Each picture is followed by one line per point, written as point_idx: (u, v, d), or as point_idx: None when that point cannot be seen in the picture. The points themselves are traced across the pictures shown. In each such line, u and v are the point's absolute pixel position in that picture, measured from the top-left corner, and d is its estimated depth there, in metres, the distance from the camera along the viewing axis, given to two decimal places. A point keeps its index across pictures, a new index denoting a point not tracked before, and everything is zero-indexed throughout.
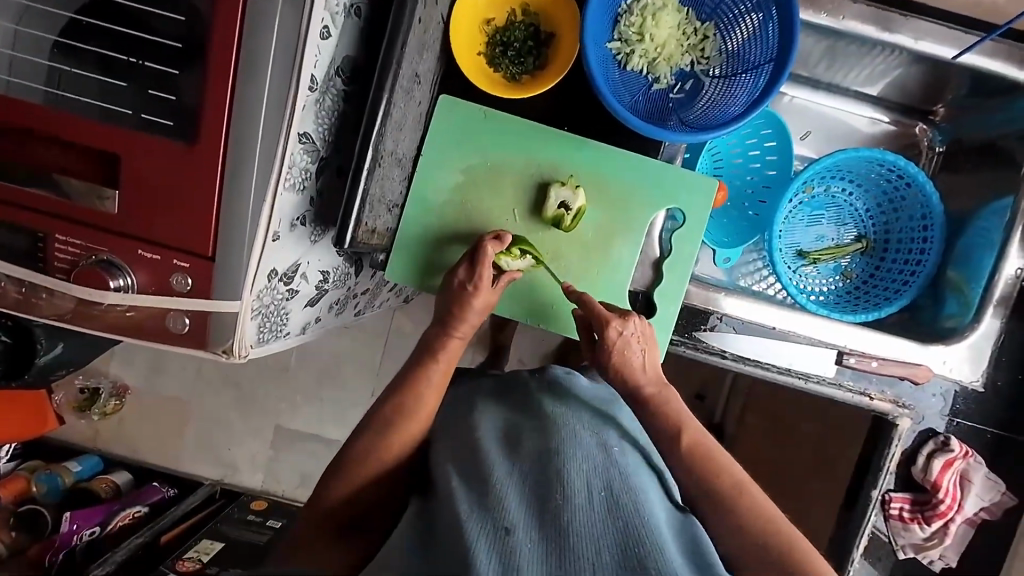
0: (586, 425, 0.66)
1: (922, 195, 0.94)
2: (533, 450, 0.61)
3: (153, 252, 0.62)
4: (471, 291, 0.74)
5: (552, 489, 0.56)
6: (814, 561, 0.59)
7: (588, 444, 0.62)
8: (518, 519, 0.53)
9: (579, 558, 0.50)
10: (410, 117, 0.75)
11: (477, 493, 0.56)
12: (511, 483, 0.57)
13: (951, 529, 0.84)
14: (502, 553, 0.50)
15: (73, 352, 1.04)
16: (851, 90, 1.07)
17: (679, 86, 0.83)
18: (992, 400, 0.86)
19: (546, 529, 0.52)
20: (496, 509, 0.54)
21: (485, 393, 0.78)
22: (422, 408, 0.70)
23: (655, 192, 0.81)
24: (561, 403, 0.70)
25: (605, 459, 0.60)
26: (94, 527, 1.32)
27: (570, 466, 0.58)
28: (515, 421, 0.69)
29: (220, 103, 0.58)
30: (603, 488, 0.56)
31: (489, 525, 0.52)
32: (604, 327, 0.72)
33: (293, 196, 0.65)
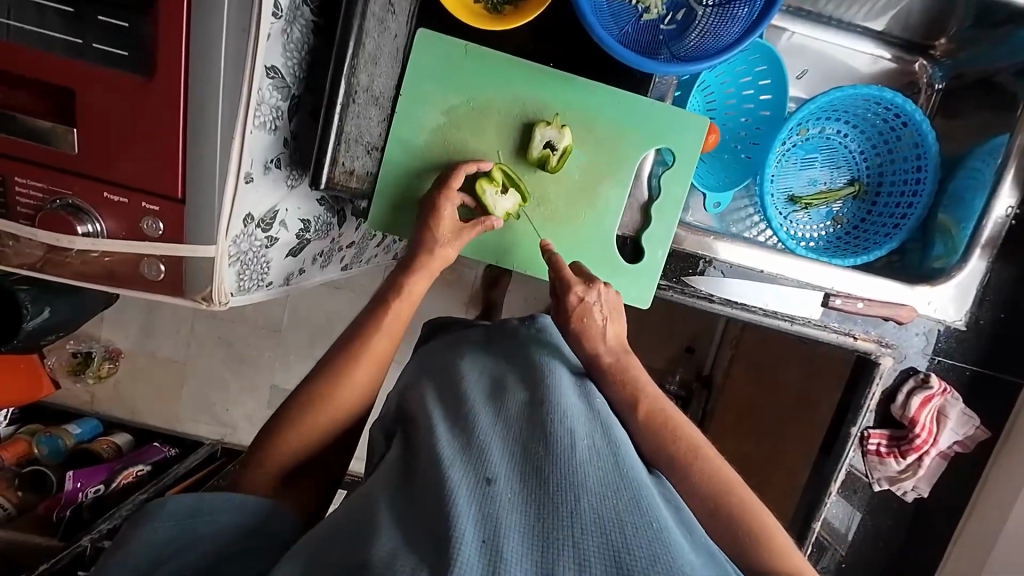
0: (571, 378, 0.65)
1: (917, 134, 0.93)
2: (519, 402, 0.60)
3: (120, 195, 0.59)
4: (432, 216, 0.73)
5: (535, 440, 0.54)
6: (739, 493, 0.61)
7: (573, 396, 0.61)
8: (499, 470, 0.51)
9: (559, 504, 0.48)
10: (386, 51, 0.70)
11: (461, 441, 0.55)
12: (496, 434, 0.55)
13: (925, 462, 0.86)
14: (482, 501, 0.48)
15: (63, 315, 1.00)
16: (854, 25, 1.02)
17: (670, 16, 0.78)
18: (974, 339, 0.87)
19: (527, 478, 0.50)
20: (479, 459, 0.52)
21: (473, 340, 0.78)
22: (370, 348, 0.68)
23: (644, 131, 0.79)
24: (548, 354, 0.69)
25: (590, 411, 0.60)
26: (98, 485, 1.31)
27: (556, 415, 0.57)
28: (502, 369, 0.68)
29: (176, 29, 0.53)
30: (586, 435, 0.55)
31: (471, 475, 0.50)
32: (566, 291, 0.73)
33: (263, 135, 0.62)
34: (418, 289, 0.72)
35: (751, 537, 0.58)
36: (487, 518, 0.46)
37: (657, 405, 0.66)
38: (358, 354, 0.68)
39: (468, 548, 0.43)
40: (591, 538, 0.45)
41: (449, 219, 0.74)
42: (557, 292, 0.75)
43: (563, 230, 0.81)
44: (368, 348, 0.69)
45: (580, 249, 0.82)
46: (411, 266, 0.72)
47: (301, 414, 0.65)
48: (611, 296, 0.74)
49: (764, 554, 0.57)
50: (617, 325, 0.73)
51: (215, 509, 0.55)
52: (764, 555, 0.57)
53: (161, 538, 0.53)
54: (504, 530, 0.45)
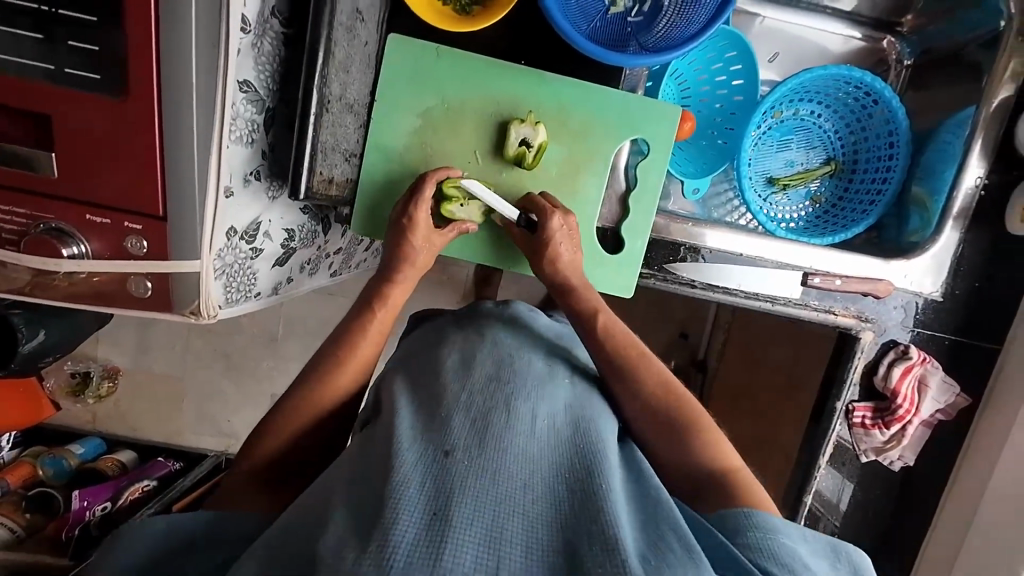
0: (535, 360, 0.72)
1: (888, 112, 0.94)
2: (485, 380, 0.65)
3: (103, 216, 0.60)
4: (406, 223, 0.75)
5: (495, 416, 0.59)
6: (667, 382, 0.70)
7: (534, 376, 0.68)
8: (458, 443, 0.55)
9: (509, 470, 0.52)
10: (358, 59, 0.71)
11: (427, 418, 0.60)
12: (461, 407, 0.61)
13: (908, 431, 0.88)
14: (438, 468, 0.52)
15: (58, 338, 1.01)
16: (823, 6, 1.04)
17: (636, 8, 0.79)
18: (950, 309, 0.89)
19: (482, 449, 0.55)
20: (440, 435, 0.56)
21: (453, 324, 0.80)
22: (357, 353, 0.72)
23: (617, 123, 0.80)
24: (513, 338, 0.75)
25: (548, 391, 0.66)
26: (105, 502, 1.30)
27: (515, 396, 0.63)
28: (469, 349, 0.72)
29: (145, 50, 0.54)
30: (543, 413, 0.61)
31: (430, 448, 0.55)
32: (546, 215, 0.76)
33: (241, 149, 0.63)
34: (397, 299, 0.75)
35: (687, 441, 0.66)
36: (440, 486, 0.50)
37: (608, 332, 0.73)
38: (350, 358, 0.71)
39: (417, 509, 0.47)
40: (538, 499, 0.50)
41: (423, 224, 0.75)
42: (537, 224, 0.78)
43: None
44: (355, 351, 0.72)
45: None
46: None
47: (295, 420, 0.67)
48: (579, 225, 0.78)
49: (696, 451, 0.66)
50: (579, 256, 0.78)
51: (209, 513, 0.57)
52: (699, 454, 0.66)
53: (165, 549, 0.54)
54: (455, 494, 0.49)
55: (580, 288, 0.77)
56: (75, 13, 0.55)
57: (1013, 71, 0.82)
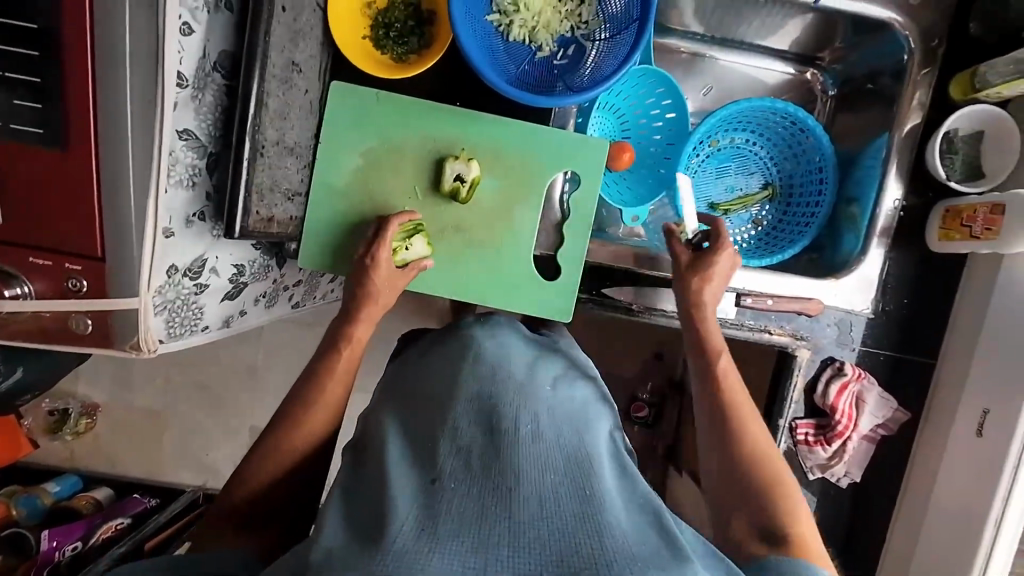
0: (522, 367, 0.73)
1: (815, 141, 1.00)
2: (473, 397, 0.66)
3: (45, 258, 0.64)
4: (369, 264, 0.77)
5: (480, 429, 0.61)
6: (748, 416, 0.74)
7: (520, 383, 0.69)
8: (446, 465, 0.57)
9: (498, 485, 0.54)
10: (298, 105, 0.76)
11: (407, 448, 0.62)
12: (448, 427, 0.62)
13: (849, 447, 0.89)
14: (426, 492, 0.54)
15: (35, 376, 1.04)
16: (752, 44, 1.09)
17: (562, 52, 0.85)
18: (884, 325, 0.91)
19: (470, 468, 0.56)
20: (426, 463, 0.58)
21: (433, 341, 0.82)
22: (325, 395, 0.74)
23: (547, 157, 0.85)
24: (499, 346, 0.76)
25: (536, 396, 0.67)
26: (75, 542, 1.29)
27: (503, 406, 0.64)
28: (455, 366, 0.73)
29: (85, 105, 0.59)
30: (530, 421, 0.62)
31: (417, 474, 0.57)
32: (717, 236, 0.82)
33: (181, 191, 0.68)
34: (362, 337, 0.77)
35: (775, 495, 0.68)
36: (428, 509, 0.52)
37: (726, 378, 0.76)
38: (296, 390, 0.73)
39: (407, 530, 0.50)
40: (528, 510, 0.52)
41: (386, 262, 0.78)
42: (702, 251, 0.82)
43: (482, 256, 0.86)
44: (324, 394, 0.73)
45: (491, 274, 0.86)
46: (358, 301, 0.77)
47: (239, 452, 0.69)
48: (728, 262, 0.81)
49: (773, 505, 0.67)
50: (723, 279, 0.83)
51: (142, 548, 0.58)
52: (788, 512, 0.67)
53: None
54: (444, 517, 0.51)
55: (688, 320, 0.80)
56: (22, 75, 0.59)
57: (919, 101, 0.89)
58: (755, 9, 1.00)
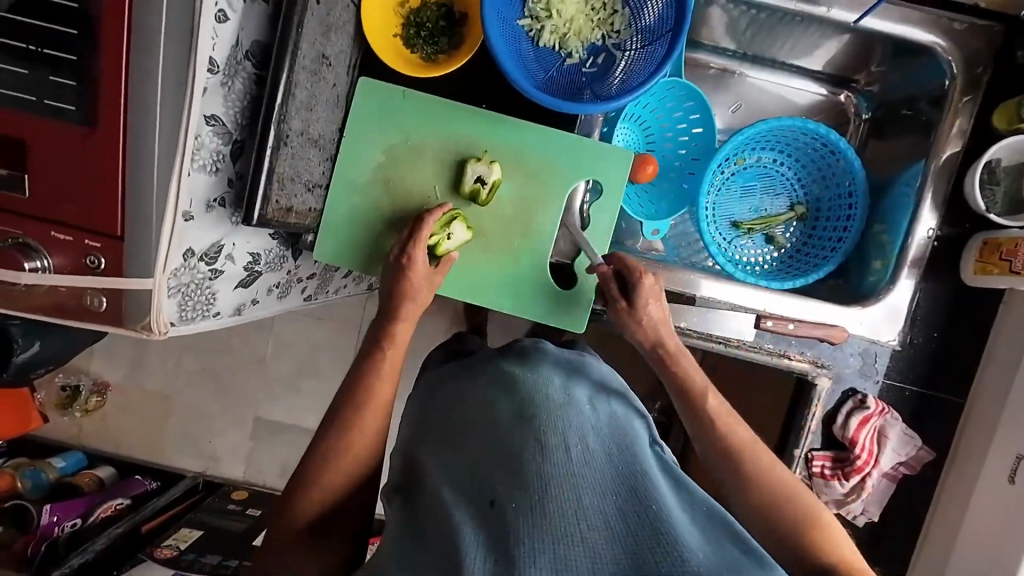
0: (558, 383, 0.71)
1: (846, 164, 0.97)
2: (512, 419, 0.64)
3: (66, 233, 0.64)
4: (405, 263, 0.77)
5: (527, 453, 0.58)
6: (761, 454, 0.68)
7: (559, 398, 0.66)
8: (501, 491, 0.56)
9: (561, 508, 0.52)
10: (324, 98, 0.76)
11: (454, 475, 0.62)
12: (495, 453, 0.61)
13: (868, 484, 0.85)
14: (492, 534, 0.52)
15: (50, 351, 1.06)
16: (785, 63, 1.07)
17: (592, 60, 0.84)
18: (911, 359, 0.88)
19: (527, 493, 0.54)
20: (481, 489, 0.57)
21: (457, 370, 0.84)
22: (375, 395, 0.72)
23: (570, 164, 0.84)
24: (533, 367, 0.75)
25: (577, 412, 0.65)
26: (75, 519, 1.38)
27: (546, 423, 0.62)
28: (490, 391, 0.72)
29: (116, 86, 0.60)
30: (578, 438, 0.60)
31: (477, 513, 0.55)
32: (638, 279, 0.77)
33: (204, 176, 0.68)
34: (404, 338, 0.76)
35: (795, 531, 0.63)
36: (497, 540, 0.51)
37: (722, 418, 0.70)
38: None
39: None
40: (597, 532, 0.51)
41: (420, 261, 0.77)
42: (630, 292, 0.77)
43: (500, 263, 0.85)
44: (373, 395, 0.72)
45: (511, 278, 0.85)
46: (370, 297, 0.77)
47: None
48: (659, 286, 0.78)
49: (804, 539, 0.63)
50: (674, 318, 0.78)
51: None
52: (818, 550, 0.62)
53: None
54: (514, 547, 0.50)
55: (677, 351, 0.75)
56: (58, 52, 0.60)
57: (959, 128, 0.86)
58: (790, 28, 0.97)
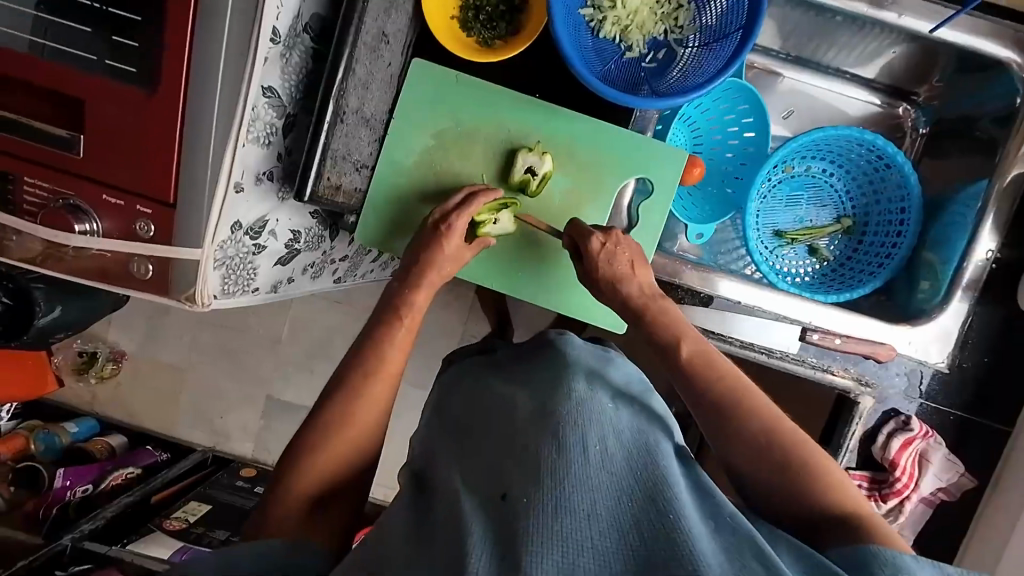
0: (581, 387, 0.70)
1: (901, 177, 0.94)
2: (531, 419, 0.64)
3: (118, 198, 0.63)
4: (443, 231, 0.75)
5: (546, 450, 0.58)
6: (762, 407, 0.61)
7: (580, 402, 0.66)
8: (514, 487, 0.55)
9: (572, 508, 0.51)
10: (380, 77, 0.75)
11: (473, 469, 0.61)
12: (512, 451, 0.61)
13: (906, 507, 0.84)
14: (500, 520, 0.52)
15: (72, 315, 1.06)
16: (842, 71, 1.04)
17: (652, 55, 0.82)
18: (957, 383, 0.86)
19: (539, 490, 0.53)
20: (494, 484, 0.57)
21: (480, 367, 0.84)
22: (386, 365, 0.71)
23: (622, 160, 0.82)
24: (557, 370, 0.74)
25: (598, 416, 0.63)
26: (86, 485, 1.38)
27: (564, 425, 0.61)
28: (514, 392, 0.72)
29: (179, 51, 0.58)
30: (596, 443, 0.59)
31: (487, 500, 0.54)
32: (587, 240, 0.72)
33: (257, 149, 0.67)
34: (421, 307, 0.75)
35: (800, 479, 0.57)
36: (504, 533, 0.50)
37: (701, 368, 0.64)
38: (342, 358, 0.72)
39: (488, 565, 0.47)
40: (606, 536, 0.49)
41: (459, 233, 0.76)
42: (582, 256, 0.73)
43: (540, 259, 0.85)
44: (383, 364, 0.71)
45: (547, 273, 0.85)
46: (412, 283, 0.75)
47: None
48: (624, 243, 0.72)
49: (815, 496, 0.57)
50: (642, 271, 0.72)
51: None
52: (816, 494, 0.57)
53: None
54: (521, 542, 0.49)
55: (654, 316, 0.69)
56: (123, 11, 0.59)
57: None
58: (854, 34, 0.95)
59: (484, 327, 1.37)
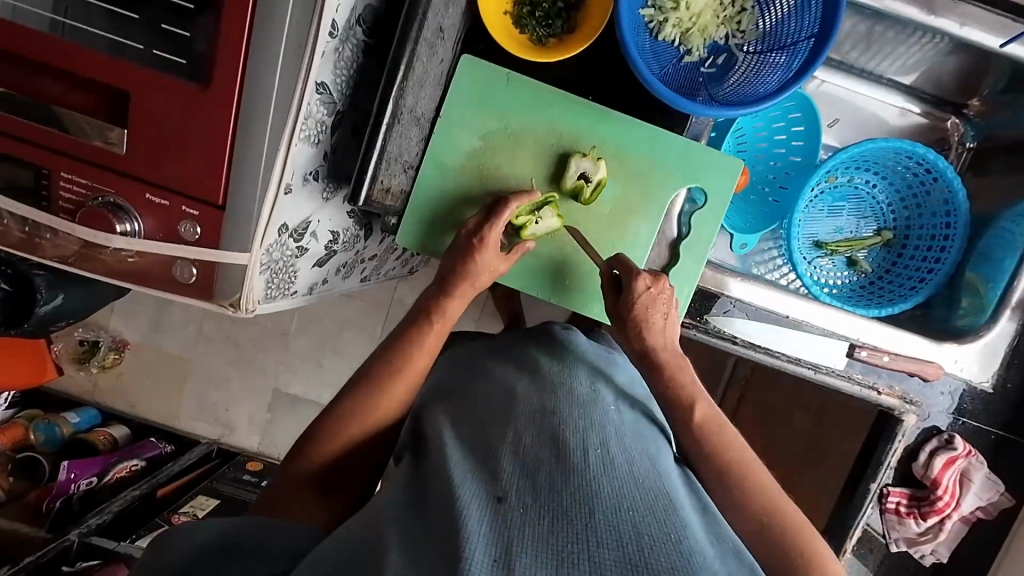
0: (584, 386, 0.67)
1: (947, 191, 0.92)
2: (532, 412, 0.61)
3: (163, 198, 0.60)
4: (477, 245, 0.72)
5: (546, 450, 0.55)
6: (759, 477, 0.63)
7: (584, 403, 0.63)
8: (511, 486, 0.51)
9: (572, 516, 0.48)
10: (433, 75, 0.71)
11: (470, 457, 0.56)
12: (510, 445, 0.56)
13: (946, 525, 0.84)
14: (493, 518, 0.48)
15: (73, 304, 0.99)
16: (885, 78, 1.03)
17: (711, 60, 0.79)
18: (999, 403, 0.85)
19: (540, 493, 0.50)
20: (491, 478, 0.52)
21: (481, 348, 0.82)
22: (409, 367, 0.70)
23: (678, 168, 0.79)
24: (560, 363, 0.71)
25: (601, 420, 0.61)
26: (91, 477, 1.32)
27: (567, 424, 0.59)
28: (515, 381, 0.69)
29: (236, 45, 0.55)
30: (600, 446, 0.56)
31: (481, 492, 0.50)
32: (633, 279, 0.72)
33: (307, 148, 0.63)
34: (454, 313, 0.73)
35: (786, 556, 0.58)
36: (500, 537, 0.46)
37: (711, 427, 0.66)
38: (389, 362, 0.70)
39: (479, 565, 0.43)
40: (608, 549, 0.45)
41: (491, 246, 0.73)
42: (621, 295, 0.73)
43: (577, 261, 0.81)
44: (413, 366, 0.70)
45: (585, 279, 0.81)
46: (457, 289, 0.72)
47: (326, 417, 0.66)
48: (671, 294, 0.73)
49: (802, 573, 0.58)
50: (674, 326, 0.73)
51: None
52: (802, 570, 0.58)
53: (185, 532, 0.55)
54: (517, 550, 0.45)
55: (672, 366, 0.70)
56: None
57: None
58: (909, 43, 0.92)
59: (494, 325, 1.34)
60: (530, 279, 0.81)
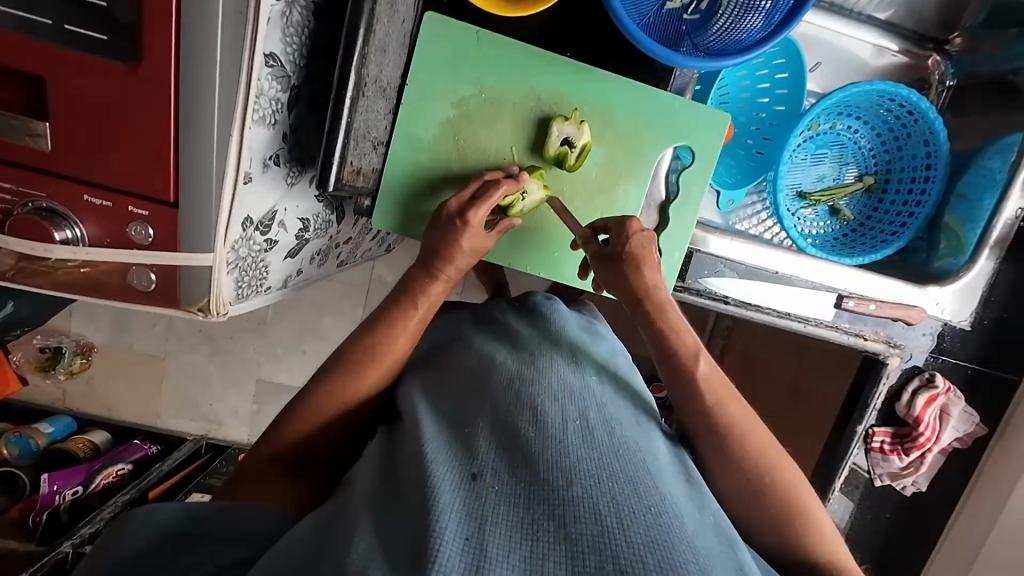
0: (563, 357, 0.65)
1: (928, 131, 0.91)
2: (510, 383, 0.59)
3: (103, 198, 0.54)
4: (460, 226, 0.68)
5: (524, 422, 0.53)
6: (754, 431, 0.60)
7: (563, 374, 0.62)
8: (487, 464, 0.50)
9: (548, 491, 0.46)
10: (395, 38, 0.65)
11: (451, 436, 0.54)
12: (488, 421, 0.55)
13: (927, 458, 0.89)
14: (467, 497, 0.46)
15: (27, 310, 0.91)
16: (863, 14, 1.00)
17: (693, 5, 0.74)
18: (976, 339, 0.89)
19: (517, 471, 0.49)
20: (467, 456, 0.51)
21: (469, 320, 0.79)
22: (396, 353, 0.66)
23: (663, 127, 0.75)
24: (536, 334, 0.70)
25: (581, 392, 0.60)
26: (76, 487, 1.26)
27: (544, 396, 0.57)
28: (494, 353, 0.67)
29: (165, 13, 0.47)
30: (578, 418, 0.55)
31: (456, 471, 0.49)
32: (625, 221, 0.68)
33: (263, 130, 0.56)
34: (440, 294, 0.69)
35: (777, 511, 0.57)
36: (473, 515, 0.44)
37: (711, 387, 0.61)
38: (382, 348, 0.66)
39: (451, 547, 0.41)
40: (586, 524, 0.44)
41: (477, 229, 0.68)
42: (616, 236, 0.67)
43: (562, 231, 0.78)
44: (398, 350, 0.66)
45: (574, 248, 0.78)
46: (443, 269, 0.69)
47: (318, 414, 0.63)
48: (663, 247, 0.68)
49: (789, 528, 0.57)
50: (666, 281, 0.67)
51: (220, 506, 0.54)
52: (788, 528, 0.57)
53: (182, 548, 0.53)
54: (489, 528, 0.43)
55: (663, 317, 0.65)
56: None
57: None
58: None
59: (478, 297, 1.32)
60: (518, 255, 0.78)
